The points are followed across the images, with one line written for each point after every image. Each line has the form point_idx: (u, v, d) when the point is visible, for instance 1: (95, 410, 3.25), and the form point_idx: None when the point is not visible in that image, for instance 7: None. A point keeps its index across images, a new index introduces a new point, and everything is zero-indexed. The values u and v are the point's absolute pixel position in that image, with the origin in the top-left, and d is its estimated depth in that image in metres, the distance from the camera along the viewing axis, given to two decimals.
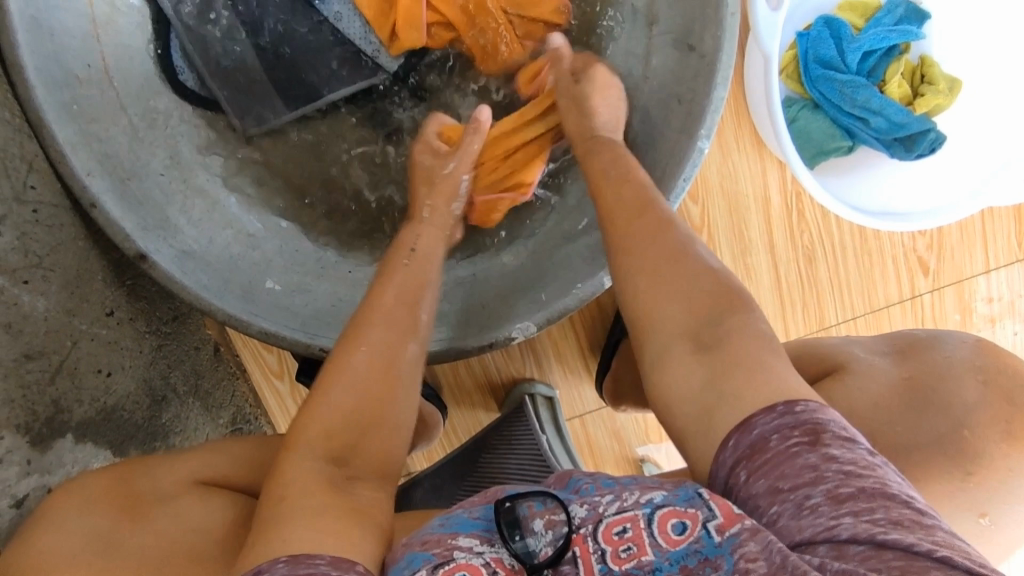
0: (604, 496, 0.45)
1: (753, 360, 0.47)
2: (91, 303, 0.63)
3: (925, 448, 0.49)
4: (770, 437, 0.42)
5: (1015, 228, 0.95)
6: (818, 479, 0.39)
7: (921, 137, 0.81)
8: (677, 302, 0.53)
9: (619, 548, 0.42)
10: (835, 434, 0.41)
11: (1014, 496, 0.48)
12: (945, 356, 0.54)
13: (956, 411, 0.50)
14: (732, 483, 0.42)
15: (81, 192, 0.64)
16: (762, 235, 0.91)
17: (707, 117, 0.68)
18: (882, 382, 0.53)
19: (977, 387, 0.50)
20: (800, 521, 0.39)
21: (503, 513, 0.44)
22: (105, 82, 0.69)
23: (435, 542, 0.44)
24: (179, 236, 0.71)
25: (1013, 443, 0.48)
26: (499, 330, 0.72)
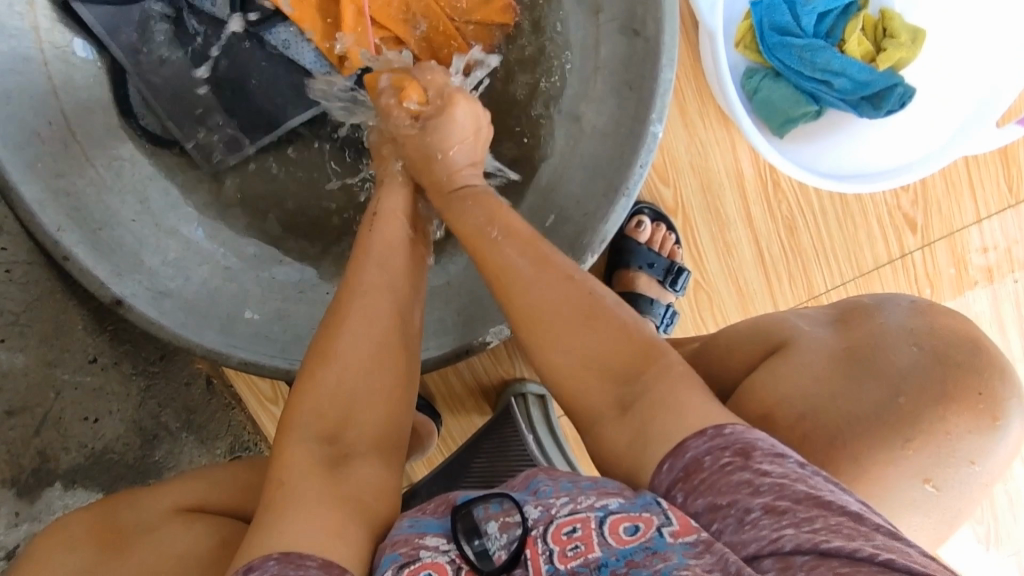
0: (560, 498, 0.45)
1: (673, 406, 0.46)
2: (74, 352, 0.65)
3: (864, 424, 0.48)
4: (703, 458, 0.42)
5: (1003, 172, 0.93)
6: (755, 492, 0.40)
7: (889, 92, 0.78)
8: (592, 372, 0.50)
9: (568, 548, 0.42)
10: (763, 450, 0.42)
11: (963, 453, 0.48)
12: (880, 323, 0.52)
13: (895, 373, 0.49)
14: (672, 506, 0.43)
15: (53, 247, 0.66)
16: (739, 211, 0.90)
17: (656, 101, 0.67)
18: (821, 356, 0.52)
19: (920, 347, 0.50)
20: (743, 535, 0.39)
21: (459, 519, 0.45)
22: (67, 137, 0.71)
23: (403, 542, 0.45)
24: (155, 278, 0.73)
25: (963, 402, 0.48)
26: (472, 335, 0.73)
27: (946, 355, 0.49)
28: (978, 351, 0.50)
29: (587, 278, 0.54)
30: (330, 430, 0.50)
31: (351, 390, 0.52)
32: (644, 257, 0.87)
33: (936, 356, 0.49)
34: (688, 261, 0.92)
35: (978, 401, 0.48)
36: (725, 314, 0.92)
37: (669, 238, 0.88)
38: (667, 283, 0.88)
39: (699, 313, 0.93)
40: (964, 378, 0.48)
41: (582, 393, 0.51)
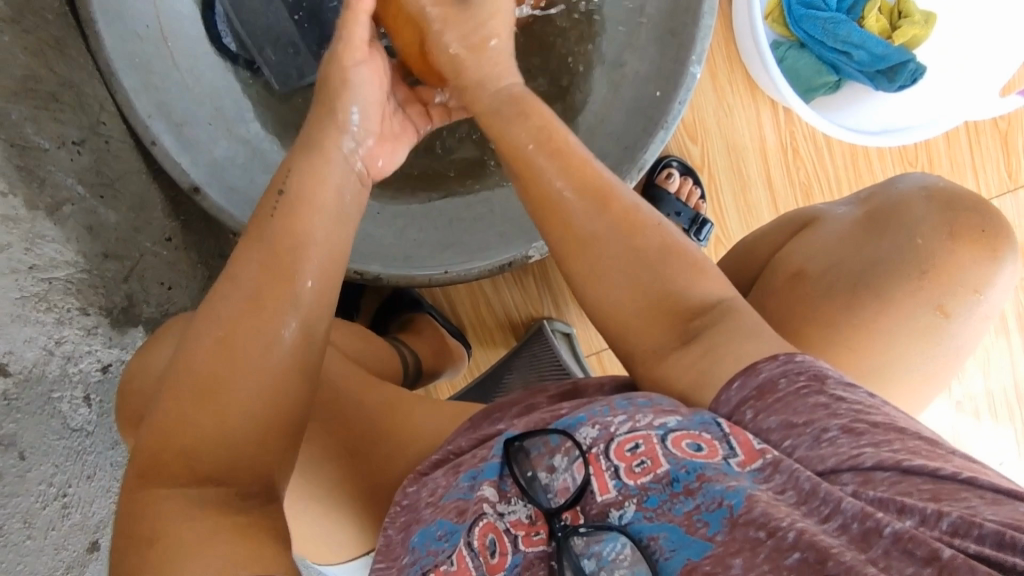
0: (617, 416, 0.46)
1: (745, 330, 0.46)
2: (154, 226, 0.72)
3: (887, 264, 0.57)
4: (778, 379, 0.42)
5: (1003, 158, 1.00)
6: (832, 415, 0.40)
7: (902, 67, 0.87)
8: (632, 293, 0.50)
9: (635, 464, 0.43)
10: (835, 377, 0.42)
11: (965, 293, 0.56)
12: (895, 191, 0.61)
13: (910, 221, 0.57)
14: (741, 421, 0.42)
15: (143, 132, 0.73)
16: (759, 172, 0.97)
17: (697, 44, 0.75)
18: (844, 223, 0.61)
19: (925, 203, 0.58)
20: (820, 454, 0.39)
21: (517, 458, 0.46)
22: (160, 42, 0.78)
23: (464, 503, 0.46)
24: (226, 175, 0.79)
25: (961, 241, 0.56)
26: (516, 250, 0.79)
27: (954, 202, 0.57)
28: (981, 203, 0.58)
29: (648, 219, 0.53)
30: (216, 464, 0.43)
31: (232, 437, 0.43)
32: (672, 206, 0.94)
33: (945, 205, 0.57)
34: (711, 216, 0.99)
35: (982, 236, 0.56)
36: None
37: (695, 192, 0.96)
38: (692, 232, 0.95)
39: None
40: (969, 218, 0.57)
41: (631, 335, 0.50)
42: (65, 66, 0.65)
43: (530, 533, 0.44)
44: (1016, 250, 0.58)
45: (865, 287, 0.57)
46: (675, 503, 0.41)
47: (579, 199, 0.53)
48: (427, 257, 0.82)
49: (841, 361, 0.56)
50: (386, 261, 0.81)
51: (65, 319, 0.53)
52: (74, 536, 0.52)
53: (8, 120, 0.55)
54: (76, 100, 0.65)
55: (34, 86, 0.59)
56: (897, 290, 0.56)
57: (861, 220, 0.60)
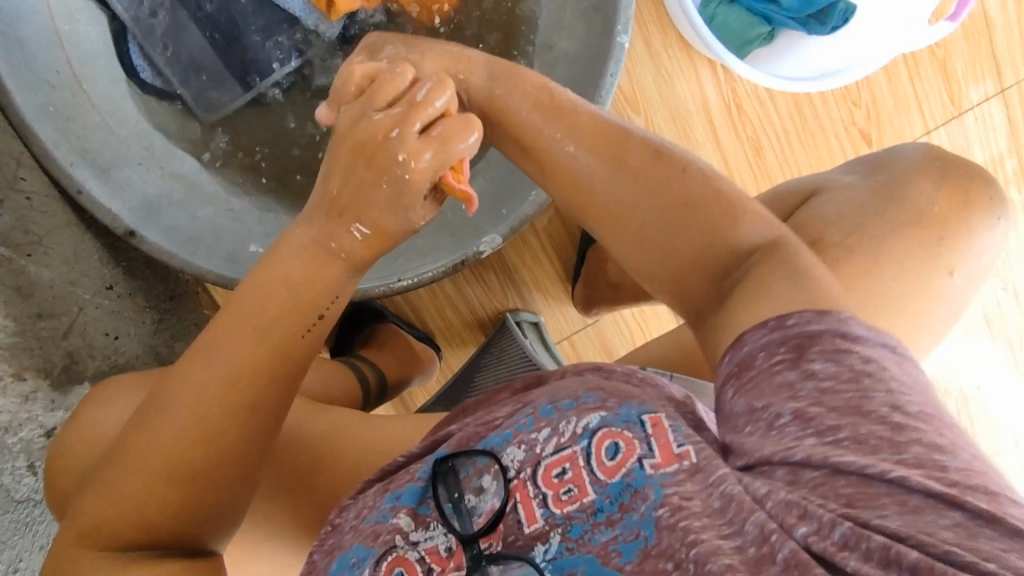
0: (541, 432, 0.46)
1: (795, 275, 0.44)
2: (92, 277, 0.69)
3: (905, 231, 0.63)
4: (757, 354, 0.40)
5: (944, 85, 0.96)
6: (794, 397, 0.38)
7: (833, 9, 0.84)
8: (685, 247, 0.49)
9: (561, 492, 0.43)
10: (828, 344, 0.39)
11: (972, 255, 0.64)
12: (903, 160, 0.67)
13: (920, 191, 0.64)
14: (719, 397, 0.42)
15: (68, 181, 0.70)
16: (708, 136, 0.96)
17: (621, 13, 0.73)
18: (860, 191, 0.66)
19: (935, 173, 0.65)
20: (767, 440, 0.39)
21: (444, 476, 0.46)
22: (75, 86, 0.75)
23: (377, 533, 0.46)
24: (164, 214, 0.77)
25: (968, 207, 0.64)
26: (468, 248, 0.78)
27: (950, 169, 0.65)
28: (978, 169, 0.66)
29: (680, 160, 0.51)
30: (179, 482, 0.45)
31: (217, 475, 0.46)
32: None
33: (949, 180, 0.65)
34: None
35: (989, 201, 0.65)
36: None
37: None
38: None
39: None
40: (976, 185, 0.65)
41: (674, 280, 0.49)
42: None
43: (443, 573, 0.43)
44: (1007, 207, 0.66)
45: (878, 250, 0.63)
46: (595, 533, 0.41)
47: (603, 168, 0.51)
48: (379, 266, 0.80)
49: None
50: None
51: None
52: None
53: None
54: None
55: None
56: (911, 251, 0.63)
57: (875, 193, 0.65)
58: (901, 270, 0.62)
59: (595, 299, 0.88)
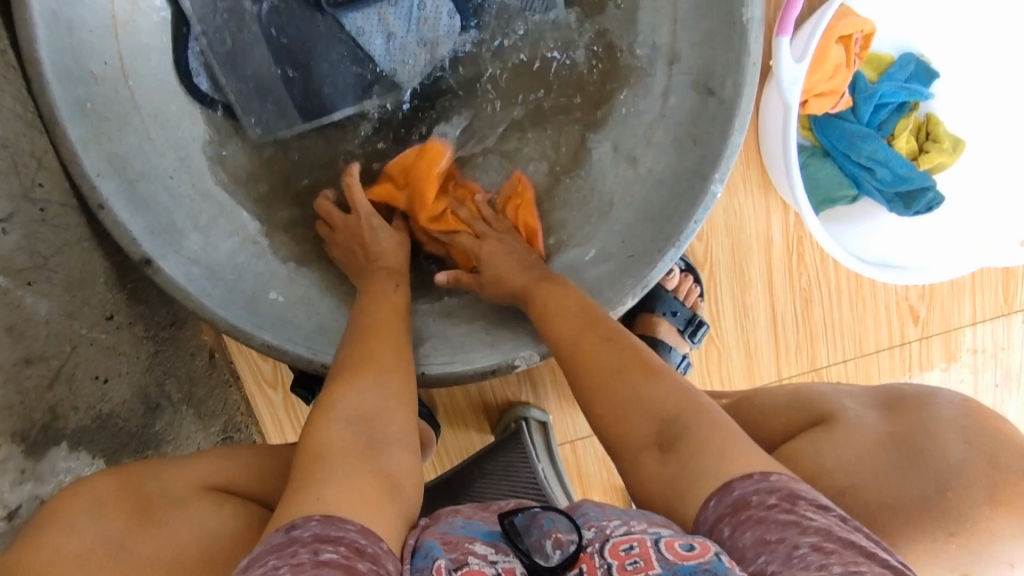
0: (612, 521, 0.47)
1: (719, 441, 0.50)
2: (92, 306, 0.62)
3: (903, 509, 0.53)
4: (750, 497, 0.44)
5: (1002, 282, 0.97)
6: (802, 531, 0.41)
7: (921, 194, 0.82)
8: (640, 414, 0.55)
9: (627, 562, 0.42)
10: (811, 500, 0.44)
11: (994, 560, 0.51)
12: (932, 414, 0.58)
13: (933, 467, 0.54)
14: (719, 538, 0.44)
15: (90, 193, 0.63)
16: (762, 276, 0.93)
17: (722, 162, 0.69)
18: (866, 433, 0.59)
19: (960, 448, 0.54)
20: (791, 569, 0.39)
21: (513, 532, 0.46)
22: (120, 81, 0.68)
23: (453, 544, 0.45)
24: (186, 242, 0.70)
25: (994, 505, 0.52)
26: (503, 356, 0.72)
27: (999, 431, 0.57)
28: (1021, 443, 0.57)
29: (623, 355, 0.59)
30: (359, 425, 0.52)
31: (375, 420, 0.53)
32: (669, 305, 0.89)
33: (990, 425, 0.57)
34: (706, 313, 0.94)
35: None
36: (730, 377, 0.96)
37: (694, 290, 0.90)
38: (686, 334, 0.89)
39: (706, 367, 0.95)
40: (1012, 484, 0.52)
41: (631, 428, 0.55)
42: None
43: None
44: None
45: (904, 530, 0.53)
46: None
47: (592, 340, 0.61)
48: None
49: None
50: None
51: None
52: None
53: None
54: (8, 163, 0.55)
55: None
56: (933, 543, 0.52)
57: (885, 434, 0.59)
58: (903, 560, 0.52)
59: None
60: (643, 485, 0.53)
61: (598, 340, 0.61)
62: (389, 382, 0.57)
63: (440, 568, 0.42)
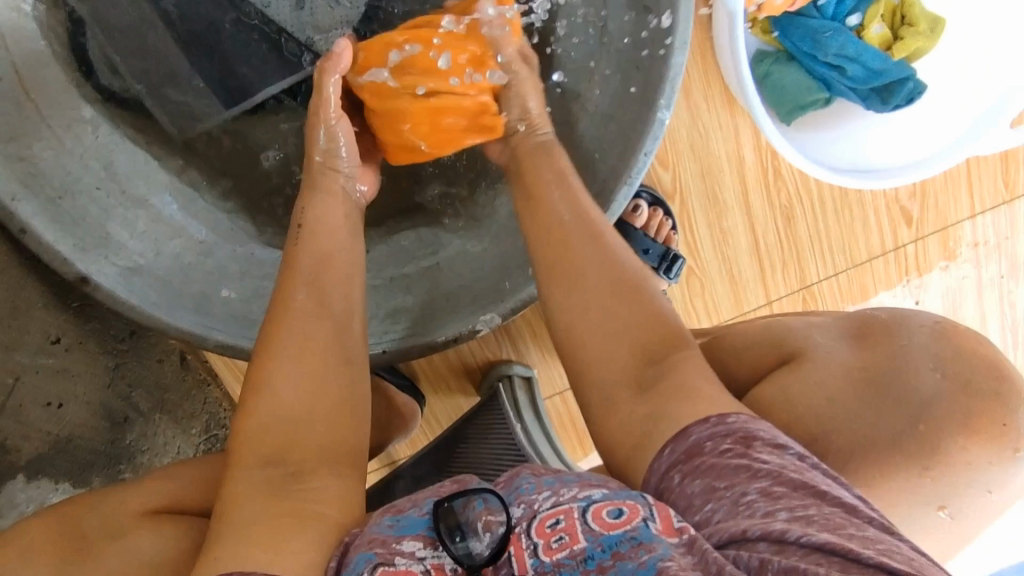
0: (541, 493, 0.45)
1: (686, 385, 0.48)
2: (33, 332, 0.61)
3: (879, 441, 0.52)
4: (704, 443, 0.43)
5: (1002, 167, 0.91)
6: (753, 477, 0.41)
7: (899, 87, 0.75)
8: (617, 345, 0.53)
9: (553, 541, 0.41)
10: (765, 438, 0.43)
11: (969, 491, 0.52)
12: (902, 344, 0.54)
13: (912, 400, 0.51)
14: (669, 488, 0.44)
15: (8, 218, 0.61)
16: (737, 198, 0.87)
17: (665, 86, 0.63)
18: (835, 370, 0.55)
19: (933, 378, 0.51)
20: (735, 518, 0.40)
21: (443, 516, 0.43)
22: (21, 93, 0.64)
23: (379, 542, 0.43)
24: (123, 251, 0.68)
25: (968, 436, 0.50)
26: (463, 322, 0.69)
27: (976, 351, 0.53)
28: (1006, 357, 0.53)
29: (636, 289, 0.54)
30: (275, 450, 0.47)
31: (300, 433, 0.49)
32: (641, 243, 0.83)
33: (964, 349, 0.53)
34: (684, 246, 0.89)
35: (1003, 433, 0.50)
36: (717, 308, 0.91)
37: (666, 222, 0.85)
38: (661, 270, 0.84)
39: (691, 303, 0.91)
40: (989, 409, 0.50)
41: (604, 360, 0.53)
42: None
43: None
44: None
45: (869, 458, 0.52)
46: None
47: (577, 240, 0.58)
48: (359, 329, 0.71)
49: None
50: None
51: None
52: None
53: None
54: None
55: None
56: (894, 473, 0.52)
57: (856, 371, 0.55)
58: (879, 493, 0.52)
59: None
60: (610, 438, 0.51)
61: (596, 276, 0.55)
62: (320, 355, 0.52)
63: None
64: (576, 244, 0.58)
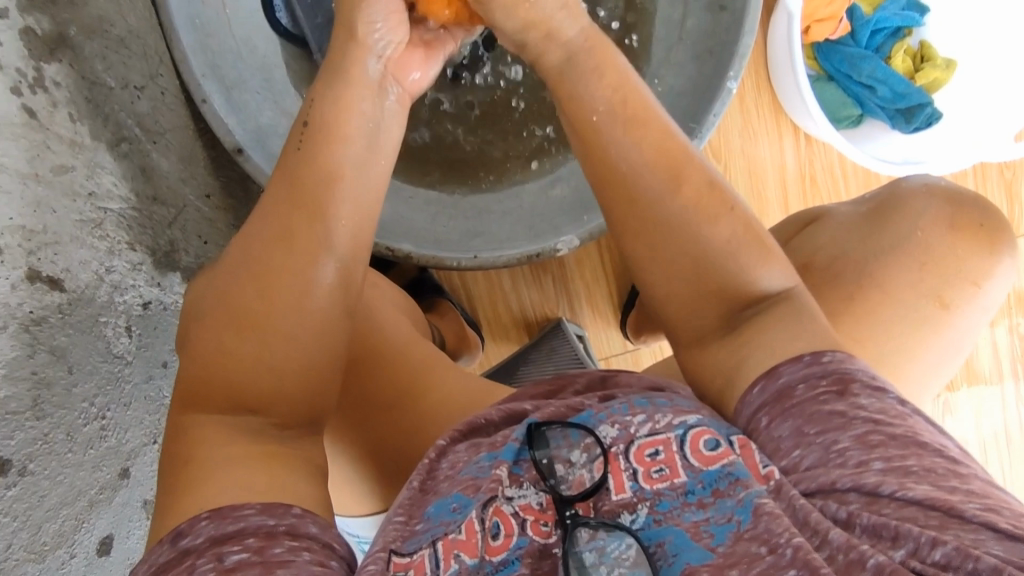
0: (637, 417, 0.49)
1: (781, 320, 0.48)
2: (197, 180, 0.72)
3: (893, 253, 0.64)
4: (797, 385, 0.45)
5: (1007, 206, 1.03)
6: (848, 424, 0.42)
7: (920, 110, 0.91)
8: (685, 283, 0.52)
9: (653, 470, 0.46)
10: (863, 382, 0.44)
11: (959, 281, 0.63)
12: (904, 183, 0.68)
13: (910, 215, 0.65)
14: (755, 427, 0.45)
15: (195, 89, 0.74)
16: (778, 198, 1.01)
17: (735, 62, 0.79)
18: (850, 217, 0.69)
19: (926, 199, 0.66)
20: (828, 466, 0.42)
21: (539, 444, 0.49)
22: (219, 7, 0.80)
23: (471, 481, 0.48)
24: (271, 143, 0.80)
25: (954, 235, 0.64)
26: (547, 242, 0.81)
27: (956, 199, 0.65)
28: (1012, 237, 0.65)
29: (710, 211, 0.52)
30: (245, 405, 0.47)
31: (236, 380, 0.47)
32: None
33: (949, 200, 0.65)
34: None
35: (982, 230, 0.64)
36: None
37: None
38: None
39: None
40: (971, 214, 0.65)
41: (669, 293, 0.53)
42: (134, 17, 0.67)
43: (538, 522, 0.45)
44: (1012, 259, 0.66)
45: (884, 291, 0.64)
46: (685, 512, 0.44)
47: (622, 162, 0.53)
48: (455, 242, 0.84)
49: (854, 355, 0.63)
50: (417, 241, 0.83)
51: (116, 250, 0.54)
52: (109, 458, 0.51)
53: (82, 54, 0.55)
54: (139, 49, 0.66)
55: (107, 27, 0.61)
56: (896, 274, 0.64)
57: (865, 212, 0.69)
58: (901, 310, 0.63)
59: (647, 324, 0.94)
60: (699, 360, 0.52)
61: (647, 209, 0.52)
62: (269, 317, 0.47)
63: (477, 510, 0.46)
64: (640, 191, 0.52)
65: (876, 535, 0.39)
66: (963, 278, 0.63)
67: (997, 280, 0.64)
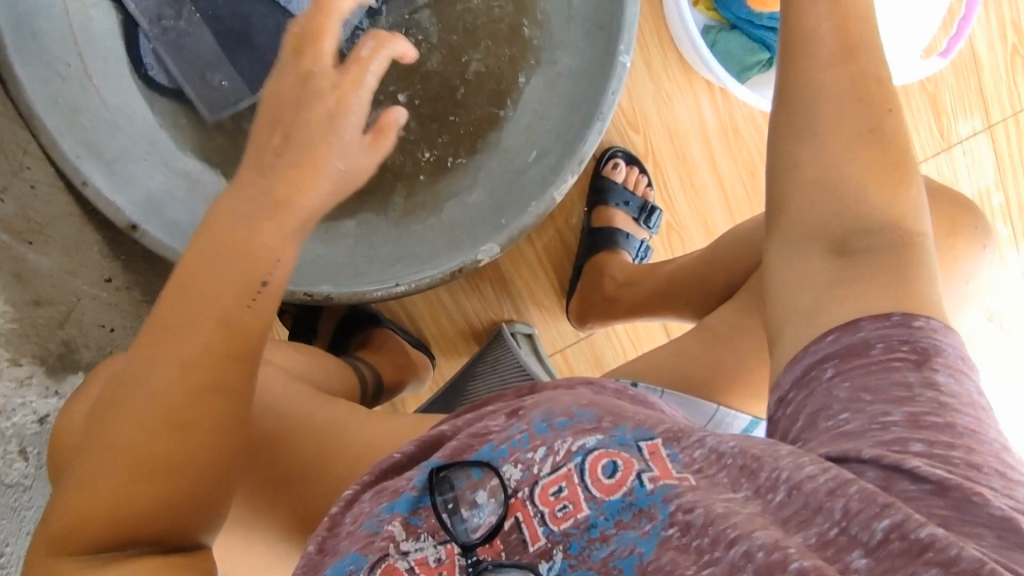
0: (537, 454, 0.46)
1: (894, 273, 0.43)
2: (90, 268, 0.69)
3: None
4: (873, 344, 0.41)
5: (934, 118, 0.99)
6: (908, 400, 0.39)
7: None
8: (831, 208, 0.46)
9: (558, 509, 0.43)
10: (944, 360, 0.40)
11: (956, 276, 0.65)
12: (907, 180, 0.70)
13: None
14: (815, 383, 0.42)
15: (72, 172, 0.71)
16: (704, 156, 0.98)
17: (623, 34, 0.76)
18: None
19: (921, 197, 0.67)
20: (864, 440, 0.39)
21: (437, 485, 0.45)
22: (85, 79, 0.76)
23: (368, 542, 0.45)
24: (167, 210, 0.77)
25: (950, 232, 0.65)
26: (466, 256, 0.79)
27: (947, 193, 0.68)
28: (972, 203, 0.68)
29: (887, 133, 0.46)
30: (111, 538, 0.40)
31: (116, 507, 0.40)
32: (620, 196, 0.96)
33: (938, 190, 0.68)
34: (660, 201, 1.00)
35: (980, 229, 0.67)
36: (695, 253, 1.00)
37: (642, 179, 0.97)
38: (642, 220, 0.97)
39: (671, 250, 1.02)
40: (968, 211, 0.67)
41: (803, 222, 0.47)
42: None
43: None
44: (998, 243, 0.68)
45: None
46: (593, 550, 0.41)
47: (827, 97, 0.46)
48: (376, 272, 0.81)
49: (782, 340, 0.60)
50: (336, 280, 0.80)
51: None
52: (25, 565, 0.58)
53: None
54: None
55: None
56: None
57: None
58: None
59: (592, 313, 0.91)
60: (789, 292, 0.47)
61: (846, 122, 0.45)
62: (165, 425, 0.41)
63: None
64: (801, 93, 0.46)
65: (868, 503, 0.35)
66: (965, 267, 0.66)
67: (978, 262, 0.66)
